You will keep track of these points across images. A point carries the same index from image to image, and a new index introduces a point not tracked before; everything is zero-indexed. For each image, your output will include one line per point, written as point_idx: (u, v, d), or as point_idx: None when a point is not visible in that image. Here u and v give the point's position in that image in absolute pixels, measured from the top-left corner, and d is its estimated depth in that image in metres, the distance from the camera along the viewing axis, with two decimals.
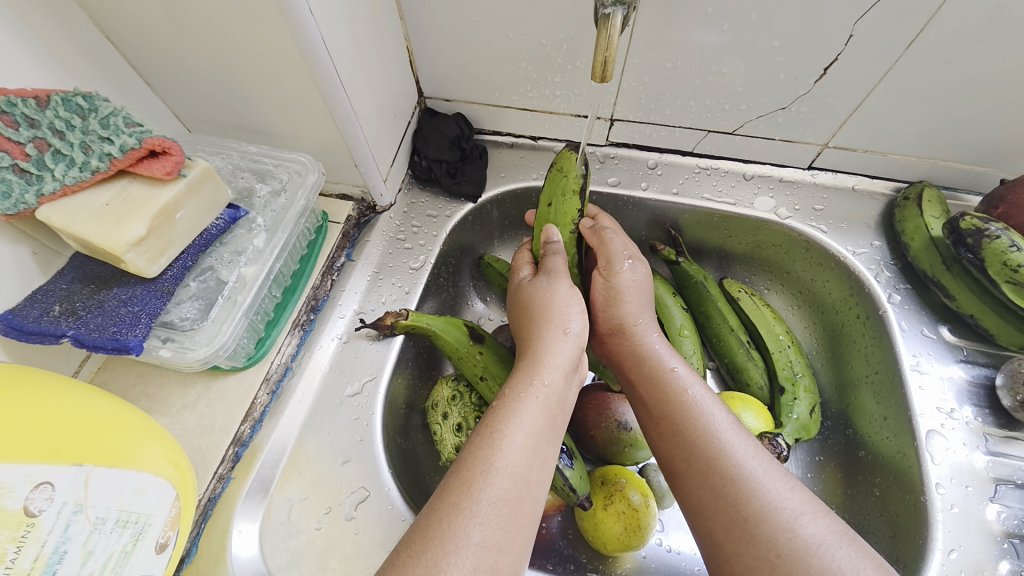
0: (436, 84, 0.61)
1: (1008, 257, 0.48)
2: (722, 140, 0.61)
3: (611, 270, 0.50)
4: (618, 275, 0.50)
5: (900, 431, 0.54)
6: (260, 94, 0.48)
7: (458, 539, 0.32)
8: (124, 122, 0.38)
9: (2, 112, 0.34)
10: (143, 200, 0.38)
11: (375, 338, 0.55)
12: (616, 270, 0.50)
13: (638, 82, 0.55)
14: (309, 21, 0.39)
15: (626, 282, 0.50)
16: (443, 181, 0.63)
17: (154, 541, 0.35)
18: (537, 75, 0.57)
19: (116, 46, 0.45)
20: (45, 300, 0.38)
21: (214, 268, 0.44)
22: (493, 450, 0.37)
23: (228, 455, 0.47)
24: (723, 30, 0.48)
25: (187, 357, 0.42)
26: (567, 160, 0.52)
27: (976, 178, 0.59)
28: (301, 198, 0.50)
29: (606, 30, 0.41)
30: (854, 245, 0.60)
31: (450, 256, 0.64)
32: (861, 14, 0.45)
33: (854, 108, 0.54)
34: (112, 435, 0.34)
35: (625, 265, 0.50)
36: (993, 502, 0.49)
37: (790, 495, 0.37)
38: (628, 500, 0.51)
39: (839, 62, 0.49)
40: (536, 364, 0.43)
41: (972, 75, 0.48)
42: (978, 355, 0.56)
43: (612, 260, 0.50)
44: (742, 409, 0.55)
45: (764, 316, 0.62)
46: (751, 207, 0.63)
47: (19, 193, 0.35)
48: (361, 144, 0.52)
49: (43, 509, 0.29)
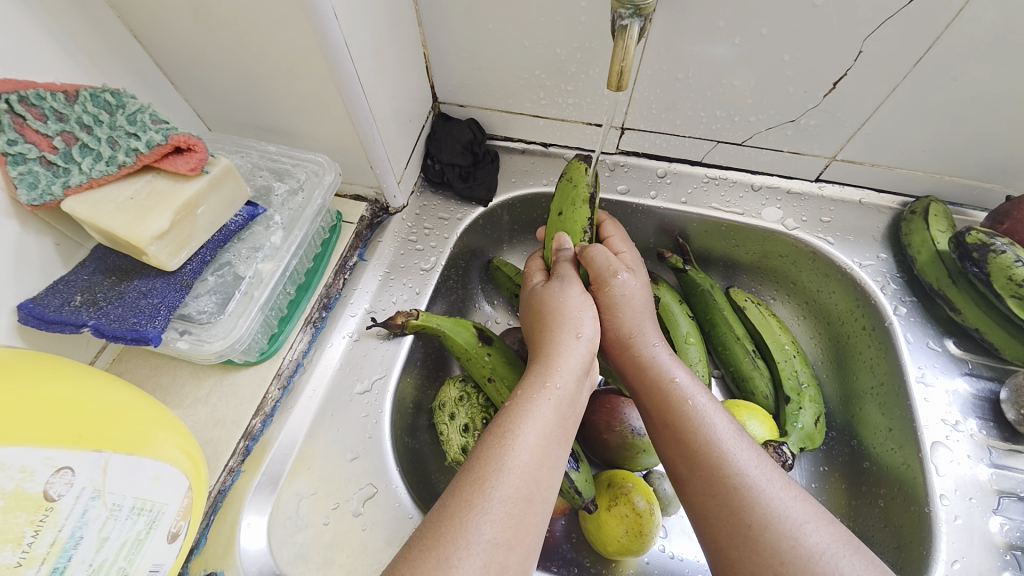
0: (451, 90, 0.62)
1: (1013, 272, 0.49)
2: (731, 151, 0.62)
3: (599, 287, 0.50)
4: (609, 290, 0.50)
5: (904, 443, 0.54)
6: (280, 96, 0.49)
7: (469, 535, 0.32)
8: (149, 119, 0.39)
9: (32, 105, 0.35)
10: (166, 195, 0.38)
11: (386, 337, 0.55)
12: (604, 288, 0.49)
13: (650, 93, 0.56)
14: (333, 25, 0.40)
15: (617, 297, 0.50)
16: (455, 185, 0.64)
17: (166, 530, 0.36)
18: (550, 83, 0.58)
19: (142, 45, 0.46)
20: (67, 290, 0.39)
21: (232, 263, 0.45)
22: (505, 449, 0.37)
23: (239, 448, 0.47)
24: (734, 43, 0.49)
25: (203, 349, 0.43)
26: (576, 171, 0.54)
27: (982, 194, 0.59)
28: (318, 197, 0.51)
29: (622, 41, 0.42)
30: (860, 257, 0.61)
31: (460, 259, 0.65)
32: (870, 31, 0.46)
33: (862, 122, 0.54)
34: (129, 423, 0.35)
35: (614, 281, 0.49)
36: (996, 515, 0.49)
37: (793, 504, 0.38)
38: (632, 505, 0.51)
39: (847, 77, 0.50)
40: (548, 367, 0.43)
41: (980, 93, 0.49)
42: (983, 368, 0.56)
43: (600, 277, 0.49)
44: (746, 417, 0.56)
45: (770, 326, 0.62)
46: (758, 217, 0.64)
47: (45, 184, 0.36)
48: (377, 147, 0.53)
49: (62, 493, 0.30)
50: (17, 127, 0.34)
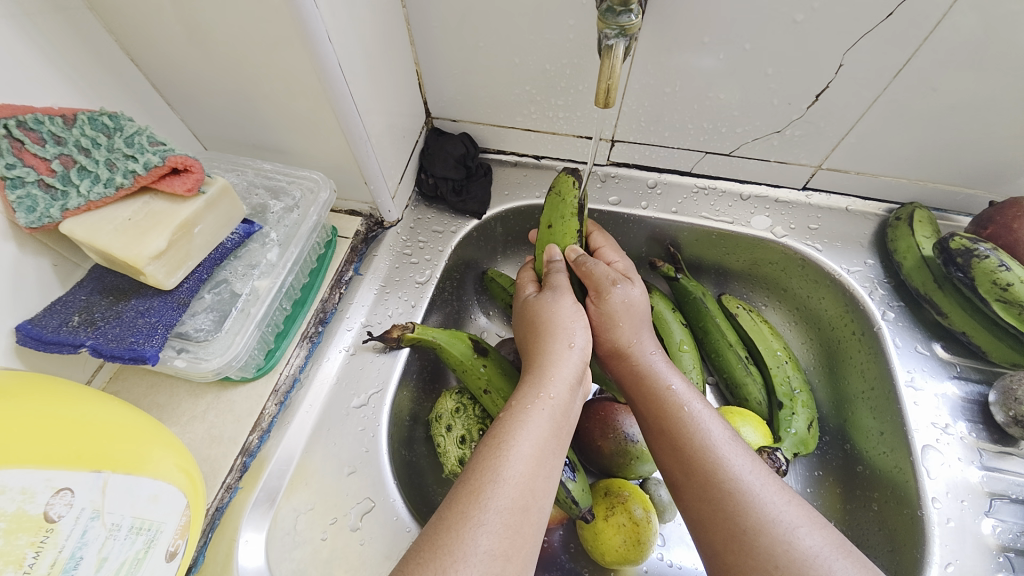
0: (443, 106, 0.63)
1: (997, 277, 0.50)
2: (719, 162, 0.63)
3: (601, 297, 0.50)
4: (610, 299, 0.50)
5: (896, 446, 0.54)
6: (275, 115, 0.50)
7: (466, 547, 0.33)
8: (148, 141, 0.40)
9: (30, 129, 0.36)
10: (163, 216, 0.39)
11: (382, 351, 0.56)
12: (606, 296, 0.50)
13: (639, 106, 0.57)
14: (327, 48, 0.41)
15: (617, 305, 0.50)
16: (449, 199, 0.65)
17: (164, 550, 0.36)
18: (541, 98, 0.59)
19: (138, 66, 0.47)
20: (65, 311, 0.40)
21: (228, 281, 0.46)
22: (500, 460, 0.37)
23: (235, 465, 0.47)
24: (719, 56, 0.50)
25: (200, 367, 0.43)
26: (564, 183, 0.55)
27: (966, 200, 0.61)
28: (313, 215, 0.52)
29: (608, 60, 0.43)
30: (848, 263, 0.62)
31: (454, 271, 0.66)
32: (850, 44, 0.47)
33: (845, 132, 0.56)
34: (126, 442, 0.35)
35: (615, 290, 0.50)
36: (988, 517, 0.50)
37: (787, 508, 0.38)
38: (629, 513, 0.52)
39: (830, 89, 0.52)
40: (543, 377, 0.44)
41: (958, 102, 0.50)
42: (971, 371, 0.57)
43: (600, 288, 0.50)
44: (741, 423, 0.56)
45: (762, 332, 0.63)
46: (747, 225, 0.65)
47: (44, 207, 0.36)
48: (372, 163, 0.54)
49: (62, 514, 0.30)
50: (15, 151, 0.35)
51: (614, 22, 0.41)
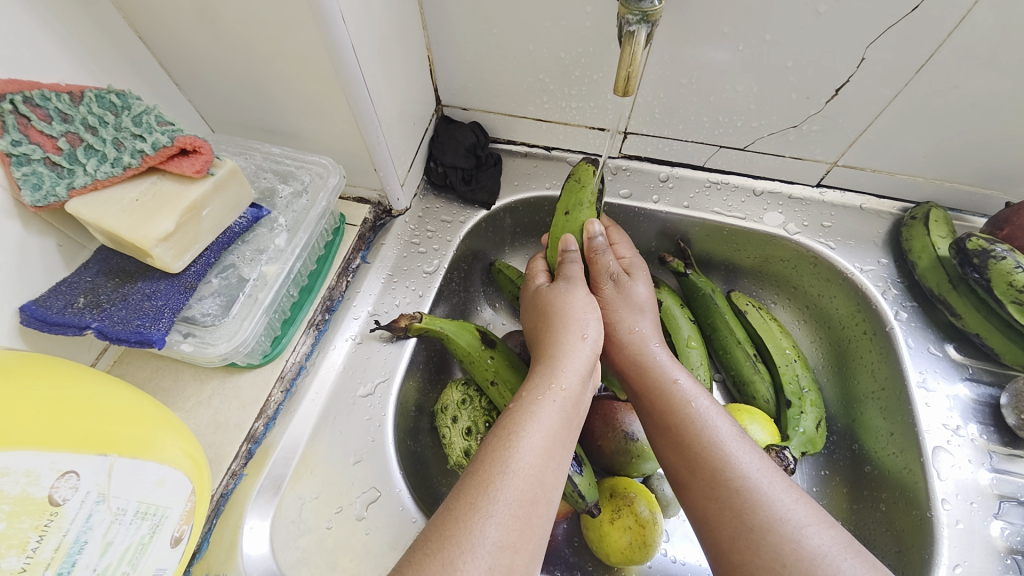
0: (454, 94, 0.62)
1: (1013, 278, 0.49)
2: (733, 156, 0.63)
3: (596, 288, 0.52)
4: (606, 292, 0.52)
5: (906, 447, 0.54)
6: (286, 98, 0.49)
7: (474, 539, 0.32)
8: (155, 121, 0.39)
9: (36, 105, 0.35)
10: (171, 197, 0.38)
11: (388, 341, 0.55)
12: (601, 287, 0.52)
13: (654, 97, 0.57)
14: (341, 28, 0.40)
15: (610, 297, 0.52)
16: (458, 188, 0.64)
17: (169, 535, 0.35)
18: (554, 87, 0.58)
19: (146, 45, 0.46)
20: (70, 292, 0.39)
21: (236, 266, 0.45)
22: (510, 451, 0.37)
23: (241, 451, 0.47)
24: (737, 49, 0.49)
25: (207, 351, 0.43)
26: (584, 172, 0.54)
27: (981, 201, 0.60)
28: (322, 201, 0.51)
29: (629, 47, 0.42)
30: (861, 262, 0.61)
31: (463, 261, 0.65)
32: (871, 39, 0.46)
33: (863, 128, 0.55)
34: (133, 426, 0.34)
35: (610, 282, 0.52)
36: (997, 519, 0.49)
37: (795, 506, 0.38)
38: (636, 515, 0.51)
39: (849, 84, 0.51)
40: (554, 369, 0.43)
41: (980, 100, 0.49)
42: (984, 373, 0.57)
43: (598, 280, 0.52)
44: (748, 421, 0.56)
45: (771, 330, 0.62)
46: (760, 222, 0.64)
47: (49, 185, 0.35)
48: (381, 149, 0.53)
49: (67, 497, 0.29)
50: (21, 128, 0.34)
51: (637, 7, 0.40)
